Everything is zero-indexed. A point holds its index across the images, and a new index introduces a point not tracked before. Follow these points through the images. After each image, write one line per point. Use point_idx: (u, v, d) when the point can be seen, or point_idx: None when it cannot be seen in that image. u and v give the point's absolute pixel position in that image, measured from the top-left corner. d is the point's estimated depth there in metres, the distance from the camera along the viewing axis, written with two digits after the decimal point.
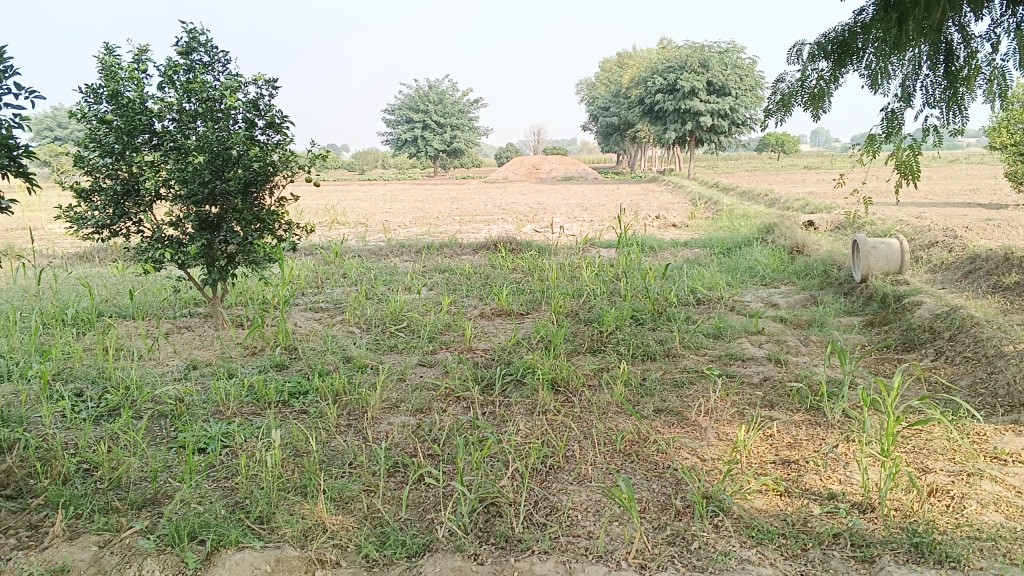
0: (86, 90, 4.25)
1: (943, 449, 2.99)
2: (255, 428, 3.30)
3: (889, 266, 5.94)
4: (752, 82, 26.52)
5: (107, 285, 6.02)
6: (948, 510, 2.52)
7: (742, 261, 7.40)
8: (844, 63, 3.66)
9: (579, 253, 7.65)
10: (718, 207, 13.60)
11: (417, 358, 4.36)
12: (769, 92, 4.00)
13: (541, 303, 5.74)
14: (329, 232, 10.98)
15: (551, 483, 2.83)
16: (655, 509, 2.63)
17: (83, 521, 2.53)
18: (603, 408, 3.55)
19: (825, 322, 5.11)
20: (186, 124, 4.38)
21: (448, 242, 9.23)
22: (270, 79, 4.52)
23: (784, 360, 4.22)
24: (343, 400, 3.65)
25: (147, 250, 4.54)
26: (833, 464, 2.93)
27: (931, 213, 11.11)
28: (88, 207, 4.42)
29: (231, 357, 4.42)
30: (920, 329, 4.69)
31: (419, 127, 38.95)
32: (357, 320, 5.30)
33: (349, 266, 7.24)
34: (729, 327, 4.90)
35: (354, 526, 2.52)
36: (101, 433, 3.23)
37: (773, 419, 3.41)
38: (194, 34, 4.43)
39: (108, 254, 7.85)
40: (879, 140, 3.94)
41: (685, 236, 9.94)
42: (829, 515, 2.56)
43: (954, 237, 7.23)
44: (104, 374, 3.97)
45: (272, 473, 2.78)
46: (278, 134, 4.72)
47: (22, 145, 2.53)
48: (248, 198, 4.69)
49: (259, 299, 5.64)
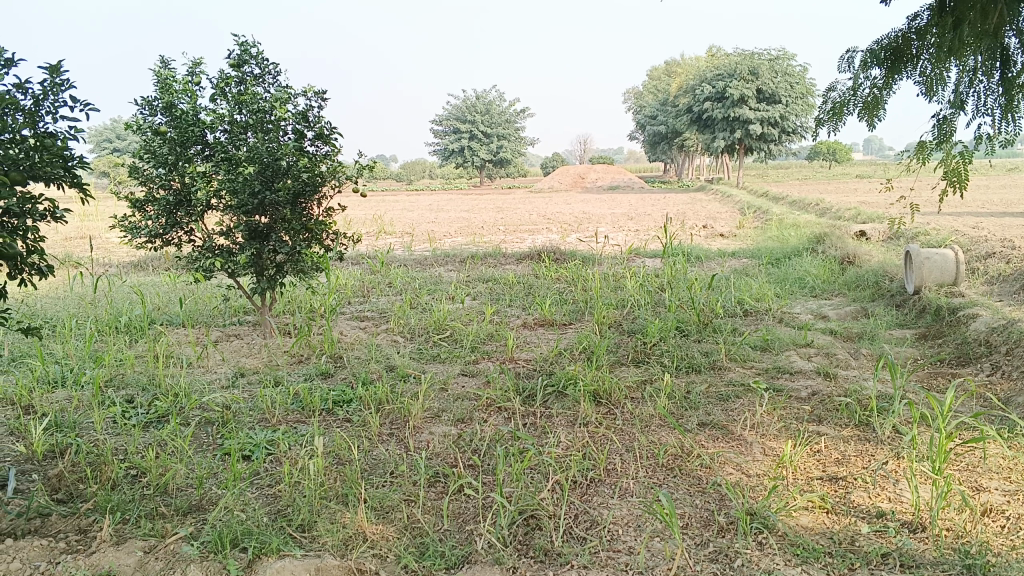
0: (142, 103, 4.37)
1: (998, 468, 2.89)
2: (299, 436, 3.34)
3: (943, 277, 5.78)
4: (803, 90, 26.12)
5: (160, 293, 6.18)
6: (1004, 532, 2.44)
7: (791, 271, 7.28)
8: (898, 71, 3.59)
9: (624, 263, 7.61)
10: (767, 216, 13.41)
11: (460, 368, 4.37)
12: (820, 101, 3.95)
13: (584, 313, 5.72)
14: (376, 242, 11.11)
15: (592, 496, 2.80)
16: (698, 525, 2.59)
17: (129, 526, 2.58)
18: (646, 421, 3.51)
19: (876, 335, 4.99)
20: (237, 136, 4.47)
21: (493, 251, 9.26)
22: (319, 90, 4.58)
23: (832, 374, 4.13)
24: (386, 409, 3.67)
25: (198, 259, 4.64)
26: (883, 482, 2.86)
27: (990, 222, 10.80)
28: (142, 217, 4.55)
29: (278, 365, 4.48)
30: (976, 342, 4.55)
31: (466, 137, 39.19)
32: (401, 328, 5.33)
33: (394, 276, 7.31)
34: (777, 339, 4.82)
35: (394, 536, 2.53)
36: (150, 439, 3.30)
37: (820, 434, 3.33)
38: (246, 47, 4.52)
39: (162, 263, 8.05)
40: (930, 147, 3.85)
41: (733, 246, 9.82)
42: (878, 534, 2.49)
43: (1013, 247, 7.01)
44: (154, 381, 4.06)
45: (314, 481, 2.80)
46: (327, 145, 4.78)
47: (78, 157, 2.59)
48: (297, 208, 4.76)
49: (306, 308, 5.72)
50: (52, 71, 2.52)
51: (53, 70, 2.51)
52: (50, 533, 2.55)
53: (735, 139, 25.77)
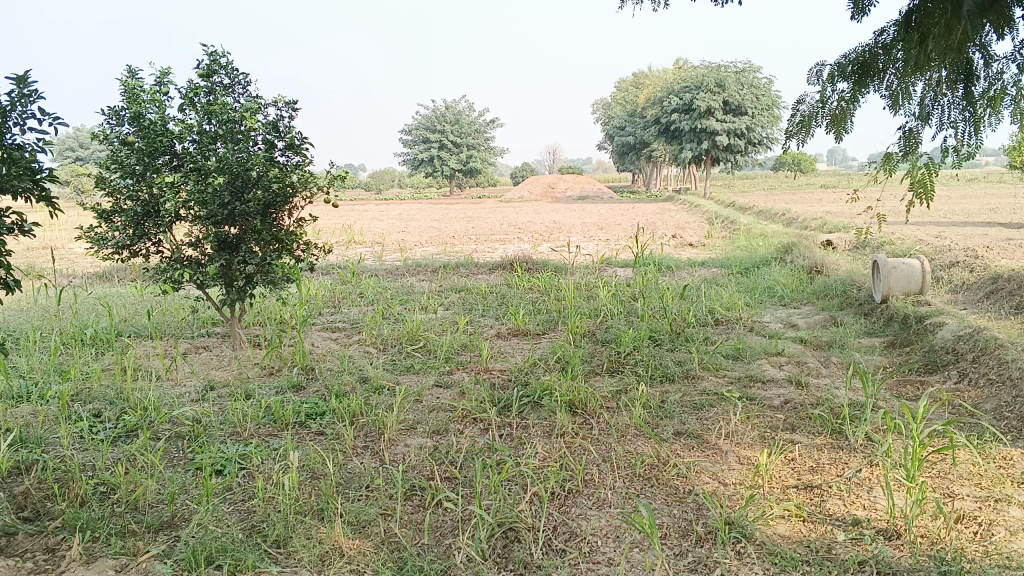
0: (108, 112, 4.30)
1: (968, 475, 2.93)
2: (273, 450, 3.29)
3: (910, 287, 5.88)
4: (768, 101, 26.49)
5: (126, 305, 6.07)
6: (977, 538, 2.47)
7: (760, 281, 7.35)
8: (865, 84, 3.64)
9: (596, 273, 7.63)
10: (735, 226, 13.55)
11: (434, 379, 4.35)
12: (789, 113, 4.00)
13: (558, 323, 5.72)
14: (346, 252, 11.04)
15: (570, 508, 2.79)
16: (677, 535, 2.59)
17: (100, 544, 2.52)
18: (622, 431, 3.52)
19: (846, 344, 5.05)
20: (206, 146, 4.40)
21: (464, 261, 9.24)
22: (289, 101, 4.55)
23: (804, 382, 4.17)
24: (360, 422, 3.64)
25: (167, 271, 4.57)
26: (857, 490, 2.89)
27: (952, 232, 11.02)
28: (109, 227, 4.48)
29: (249, 377, 4.42)
30: (943, 350, 4.62)
31: (435, 147, 39.14)
32: (374, 340, 5.29)
33: (366, 286, 7.26)
34: (749, 348, 4.86)
35: (372, 551, 2.50)
36: (119, 454, 3.23)
37: (794, 443, 3.36)
38: (215, 56, 4.48)
39: (128, 275, 7.91)
40: (896, 159, 3.90)
41: (702, 256, 9.89)
42: (854, 542, 2.51)
43: (976, 256, 7.15)
44: (122, 394, 3.98)
45: (290, 496, 2.76)
46: (298, 156, 4.74)
47: (46, 169, 2.54)
48: (268, 219, 4.70)
49: (277, 320, 5.65)
50: (19, 82, 2.47)
51: (20, 81, 2.47)
52: (17, 553, 2.48)
53: (702, 149, 26.03)
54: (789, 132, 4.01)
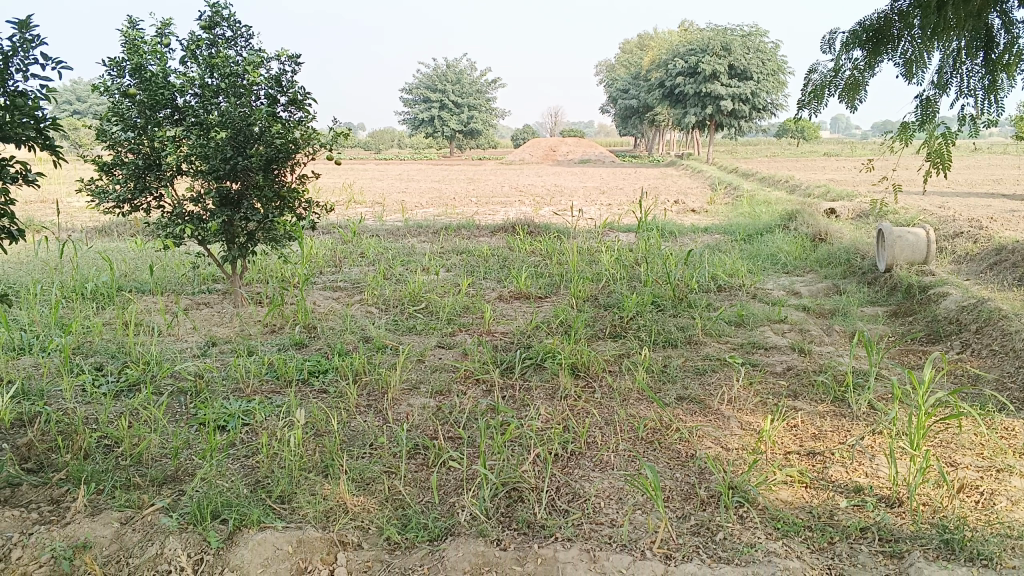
0: (109, 64, 4.22)
1: (971, 444, 2.94)
2: (275, 407, 3.29)
3: (914, 256, 5.85)
4: (774, 67, 26.20)
5: (126, 259, 6.04)
6: (979, 507, 2.48)
7: (763, 248, 7.32)
8: (879, 52, 3.57)
9: (598, 237, 7.60)
10: (738, 192, 13.47)
11: (437, 340, 4.34)
12: (802, 82, 3.93)
13: (560, 286, 5.70)
14: (346, 211, 10.98)
15: (573, 469, 2.80)
16: (679, 498, 2.60)
17: (104, 497, 2.53)
18: (625, 395, 3.52)
19: (849, 312, 5.05)
20: (208, 100, 4.33)
21: (466, 223, 9.19)
22: (293, 55, 4.48)
23: (807, 350, 4.17)
24: (363, 381, 3.63)
25: (168, 226, 4.53)
26: (859, 457, 2.89)
27: (956, 203, 10.96)
28: (109, 181, 4.43)
29: (250, 334, 4.40)
30: (946, 321, 4.61)
31: (437, 107, 38.78)
32: (376, 300, 5.28)
33: (367, 246, 7.22)
34: (751, 315, 4.85)
35: (376, 508, 2.51)
36: (122, 408, 3.23)
37: (797, 409, 3.36)
38: (217, 8, 4.40)
39: (128, 229, 7.86)
40: (912, 128, 3.86)
41: (705, 222, 9.84)
42: (856, 509, 2.52)
43: (981, 227, 7.12)
44: (124, 348, 3.97)
45: (293, 453, 2.76)
46: (300, 111, 4.68)
47: (49, 117, 2.49)
48: (270, 175, 4.64)
49: (278, 277, 5.63)
50: (21, 26, 2.41)
51: (22, 25, 2.41)
52: (22, 504, 2.49)
53: (706, 114, 25.81)
54: (802, 102, 3.95)
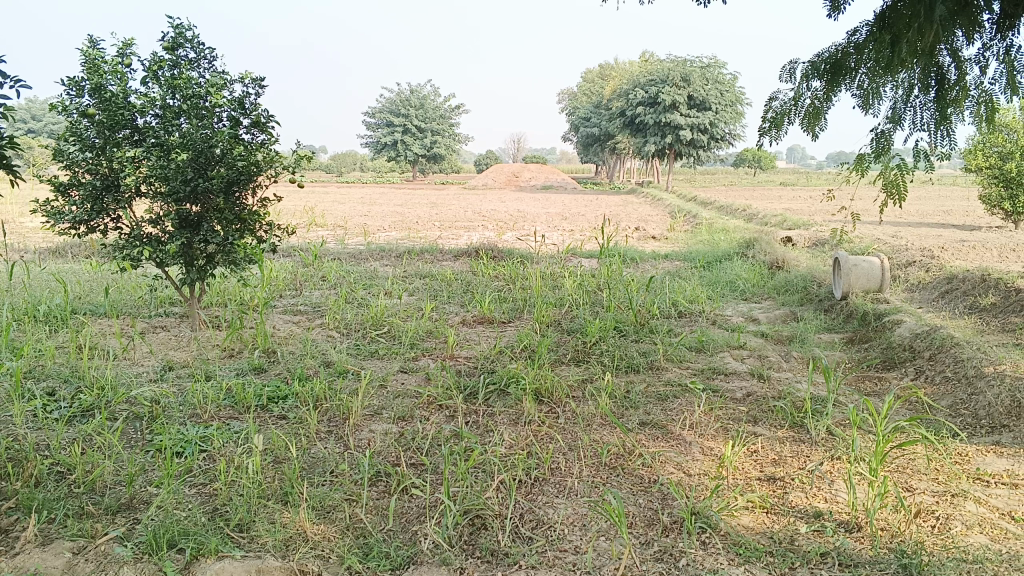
0: (68, 83, 4.16)
1: (926, 469, 3.00)
2: (233, 433, 3.23)
3: (869, 284, 5.96)
4: (733, 97, 26.71)
5: (82, 281, 5.92)
6: (935, 532, 2.52)
7: (723, 275, 7.42)
8: (837, 83, 3.66)
9: (561, 262, 7.64)
10: (698, 220, 13.66)
11: (399, 365, 4.31)
12: (763, 109, 4.02)
13: (523, 311, 5.71)
14: (307, 234, 10.92)
15: (537, 496, 2.79)
16: (642, 524, 2.61)
17: (56, 526, 2.46)
18: (588, 420, 3.52)
19: (806, 339, 5.13)
20: (169, 121, 4.28)
21: (429, 247, 9.18)
22: (256, 77, 4.46)
23: (766, 376, 4.23)
24: (324, 407, 3.59)
25: (125, 248, 4.44)
26: (819, 482, 2.93)
27: (909, 232, 11.24)
28: (65, 201, 4.33)
29: (209, 358, 4.33)
30: (901, 348, 4.71)
31: (400, 131, 38.78)
32: (337, 323, 5.23)
33: (328, 269, 7.17)
34: (711, 340, 4.90)
35: (336, 537, 2.47)
36: (74, 434, 3.15)
37: (757, 435, 3.40)
38: (181, 29, 4.37)
39: (82, 250, 7.72)
40: (868, 160, 3.97)
41: (666, 249, 9.96)
42: (816, 534, 2.54)
43: (932, 256, 7.31)
44: (77, 373, 3.88)
45: (252, 480, 2.71)
46: (263, 134, 4.65)
47: (6, 136, 2.44)
48: (230, 197, 4.59)
49: (236, 301, 5.56)
50: None
51: None
52: None
53: (666, 143, 26.22)
54: (762, 128, 4.04)
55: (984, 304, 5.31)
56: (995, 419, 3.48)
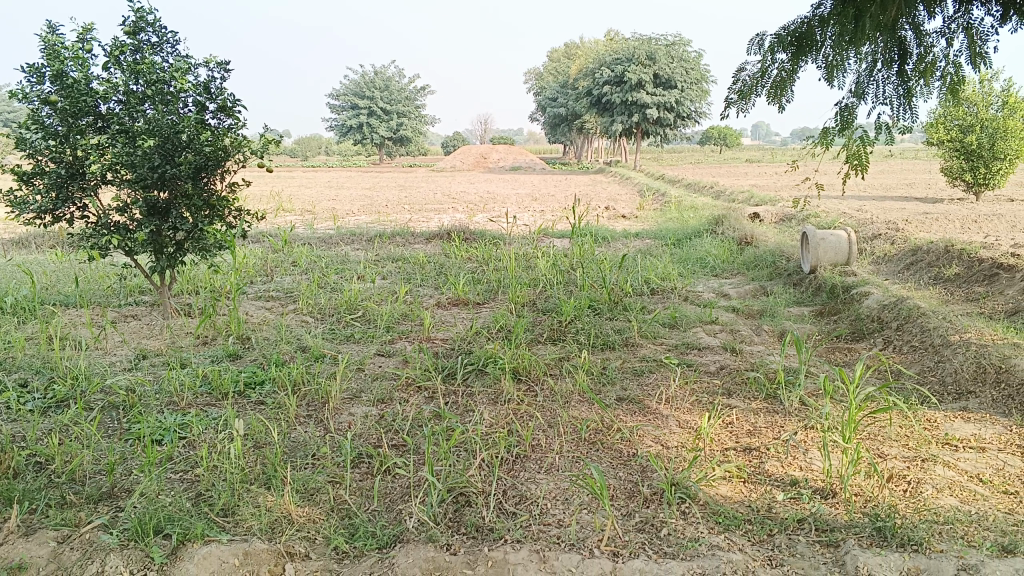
0: (29, 70, 4.07)
1: (897, 436, 3.08)
2: (212, 420, 3.22)
3: (837, 257, 6.05)
4: (698, 75, 26.81)
5: (48, 272, 5.82)
6: (907, 495, 2.60)
7: (693, 252, 7.48)
8: (803, 56, 3.69)
9: (533, 243, 7.66)
10: (667, 198, 13.72)
11: (375, 348, 4.31)
12: (731, 81, 4.04)
13: (497, 293, 5.73)
14: (275, 220, 10.82)
15: (519, 472, 2.82)
16: (623, 497, 2.65)
17: (38, 516, 2.44)
18: (566, 397, 3.56)
19: (776, 313, 5.21)
20: (134, 107, 4.22)
21: (400, 230, 9.14)
22: (221, 61, 4.40)
23: (739, 350, 4.30)
24: (302, 391, 3.58)
25: (92, 237, 4.36)
26: (794, 451, 3.00)
27: (874, 206, 11.41)
28: (29, 191, 4.21)
29: (182, 346, 4.29)
30: (869, 319, 4.80)
31: (365, 114, 38.39)
32: (311, 308, 5.21)
33: (299, 254, 7.12)
34: (684, 317, 4.97)
35: (321, 519, 2.49)
36: (50, 425, 3.12)
37: (732, 407, 3.46)
38: (141, 13, 4.29)
39: (45, 240, 7.57)
40: (832, 133, 4.05)
41: (636, 228, 10.00)
42: (793, 501, 2.61)
43: (896, 229, 7.43)
44: (48, 364, 3.84)
45: (235, 465, 2.71)
46: (230, 118, 4.59)
47: None
48: (199, 183, 4.54)
49: (208, 287, 5.52)
50: None
51: None
52: None
53: (633, 122, 26.21)
54: (730, 100, 4.07)
55: (948, 275, 5.44)
56: (961, 386, 3.58)
